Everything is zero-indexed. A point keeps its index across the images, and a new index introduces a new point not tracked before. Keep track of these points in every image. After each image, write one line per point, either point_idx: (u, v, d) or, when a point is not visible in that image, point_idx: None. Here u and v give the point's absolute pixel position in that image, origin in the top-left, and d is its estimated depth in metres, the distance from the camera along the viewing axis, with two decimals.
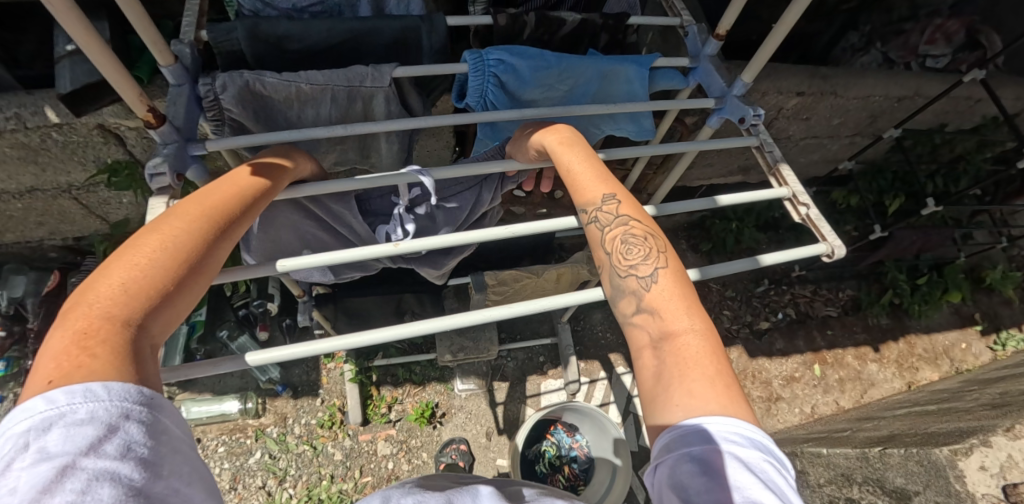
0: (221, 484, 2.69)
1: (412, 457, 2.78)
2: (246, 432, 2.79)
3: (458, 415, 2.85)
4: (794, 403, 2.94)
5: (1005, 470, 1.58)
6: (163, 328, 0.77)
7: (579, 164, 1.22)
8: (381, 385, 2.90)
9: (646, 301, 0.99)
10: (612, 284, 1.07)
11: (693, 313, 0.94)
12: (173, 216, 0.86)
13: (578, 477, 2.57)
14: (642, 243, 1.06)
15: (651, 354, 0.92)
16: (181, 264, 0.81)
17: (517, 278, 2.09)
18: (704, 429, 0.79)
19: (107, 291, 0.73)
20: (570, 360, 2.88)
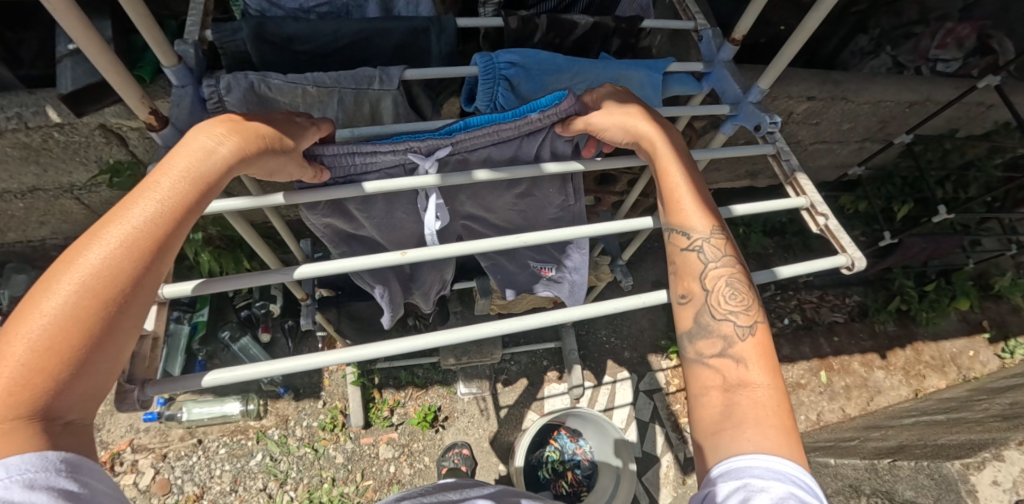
0: (221, 486, 2.68)
1: (413, 460, 2.76)
2: (247, 434, 2.78)
3: (460, 419, 2.83)
4: (799, 409, 2.91)
5: (1018, 484, 1.54)
6: (80, 396, 0.76)
7: (685, 188, 1.17)
8: (384, 388, 2.88)
9: (733, 349, 1.03)
10: (698, 315, 1.10)
11: (769, 369, 1.00)
12: (68, 268, 0.76)
13: (581, 483, 2.55)
14: (738, 285, 1.10)
15: (720, 394, 0.98)
16: (76, 337, 0.74)
17: None
18: (775, 466, 0.85)
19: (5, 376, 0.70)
20: (574, 364, 2.85)
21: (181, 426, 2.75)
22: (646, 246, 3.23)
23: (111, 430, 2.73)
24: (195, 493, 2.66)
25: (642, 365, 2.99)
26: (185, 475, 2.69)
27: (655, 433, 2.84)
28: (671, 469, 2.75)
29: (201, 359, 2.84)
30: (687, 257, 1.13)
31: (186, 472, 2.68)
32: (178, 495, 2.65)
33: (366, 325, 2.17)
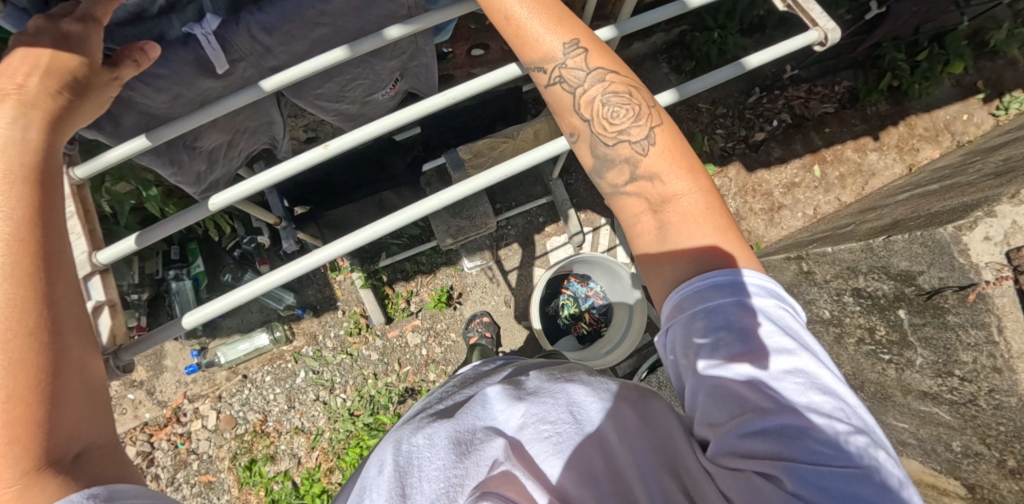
0: (279, 407, 2.98)
1: (442, 339, 2.93)
2: (285, 358, 3.00)
3: (474, 291, 2.94)
4: (797, 208, 2.97)
5: (1009, 235, 1.52)
6: (76, 427, 0.71)
7: (525, 9, 0.99)
8: (394, 283, 2.95)
9: (640, 169, 0.99)
10: (594, 152, 1.05)
11: (689, 173, 0.96)
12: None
13: (599, 320, 2.72)
14: (618, 94, 1.02)
15: (651, 219, 0.96)
16: (31, 374, 0.69)
17: (491, 146, 1.92)
18: (719, 284, 0.84)
19: None
20: (569, 213, 2.84)
21: (224, 368, 3.02)
22: None
23: (162, 390, 3.02)
24: (260, 419, 2.98)
25: None
26: (245, 407, 3.00)
27: None
28: None
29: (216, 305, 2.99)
30: (552, 93, 1.04)
31: (245, 404, 3.00)
32: (245, 424, 2.99)
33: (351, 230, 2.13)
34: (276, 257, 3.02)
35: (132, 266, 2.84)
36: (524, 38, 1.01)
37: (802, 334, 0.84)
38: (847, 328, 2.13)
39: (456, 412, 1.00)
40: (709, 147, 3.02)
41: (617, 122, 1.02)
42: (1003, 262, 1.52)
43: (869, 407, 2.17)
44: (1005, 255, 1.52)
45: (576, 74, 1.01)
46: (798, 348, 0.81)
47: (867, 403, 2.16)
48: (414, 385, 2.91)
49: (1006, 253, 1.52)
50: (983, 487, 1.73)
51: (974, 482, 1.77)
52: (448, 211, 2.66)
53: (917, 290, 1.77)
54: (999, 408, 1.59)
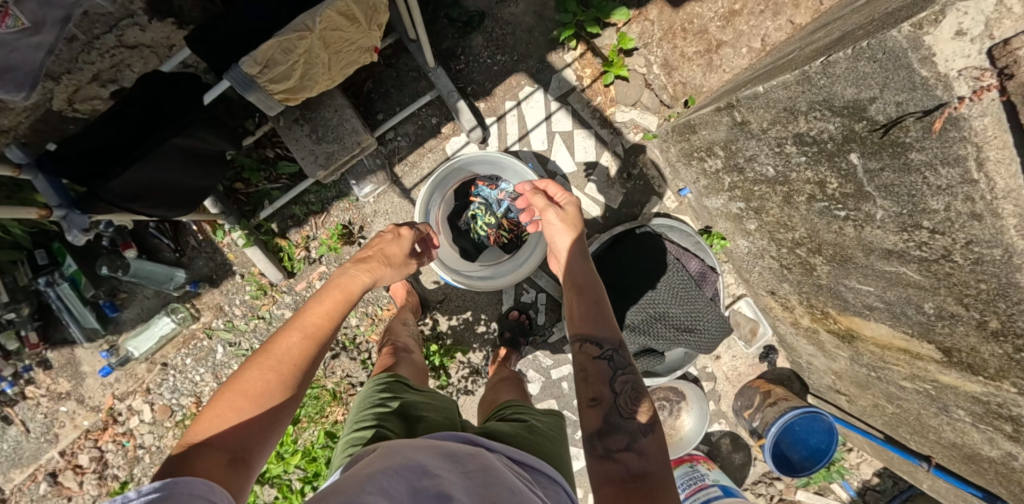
0: (209, 386, 2.69)
1: (354, 281, 2.53)
2: (199, 336, 2.66)
3: (377, 222, 2.51)
4: (741, 43, 2.24)
5: (992, 25, 1.05)
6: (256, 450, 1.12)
7: (594, 328, 1.50)
8: (287, 231, 2.51)
9: (637, 442, 1.27)
10: (605, 417, 1.33)
11: (661, 457, 1.25)
12: (276, 368, 1.21)
13: (518, 225, 2.38)
14: (621, 353, 1.47)
15: (615, 462, 1.22)
16: (271, 411, 1.17)
17: (284, 49, 1.45)
18: None
19: (254, 418, 1.14)
20: (459, 105, 2.29)
21: (143, 360, 2.71)
22: None
23: (91, 395, 2.75)
24: (195, 401, 2.72)
25: (544, 71, 2.44)
26: (176, 393, 2.72)
27: (585, 139, 2.47)
28: (614, 167, 2.48)
29: (107, 301, 2.59)
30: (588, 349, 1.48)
31: (174, 391, 2.71)
32: (183, 409, 2.72)
33: (172, 193, 1.71)
34: (146, 234, 2.51)
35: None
36: (584, 298, 1.57)
37: None
38: (795, 186, 1.71)
39: None
40: None
41: (626, 410, 1.35)
42: (985, 65, 1.08)
43: (829, 272, 1.82)
44: (989, 56, 1.07)
45: (613, 350, 1.46)
46: None
47: (828, 267, 1.83)
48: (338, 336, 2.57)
49: (990, 51, 1.07)
50: (960, 350, 1.48)
51: (950, 346, 1.51)
52: (309, 134, 2.18)
53: (870, 126, 1.32)
54: (979, 264, 1.26)
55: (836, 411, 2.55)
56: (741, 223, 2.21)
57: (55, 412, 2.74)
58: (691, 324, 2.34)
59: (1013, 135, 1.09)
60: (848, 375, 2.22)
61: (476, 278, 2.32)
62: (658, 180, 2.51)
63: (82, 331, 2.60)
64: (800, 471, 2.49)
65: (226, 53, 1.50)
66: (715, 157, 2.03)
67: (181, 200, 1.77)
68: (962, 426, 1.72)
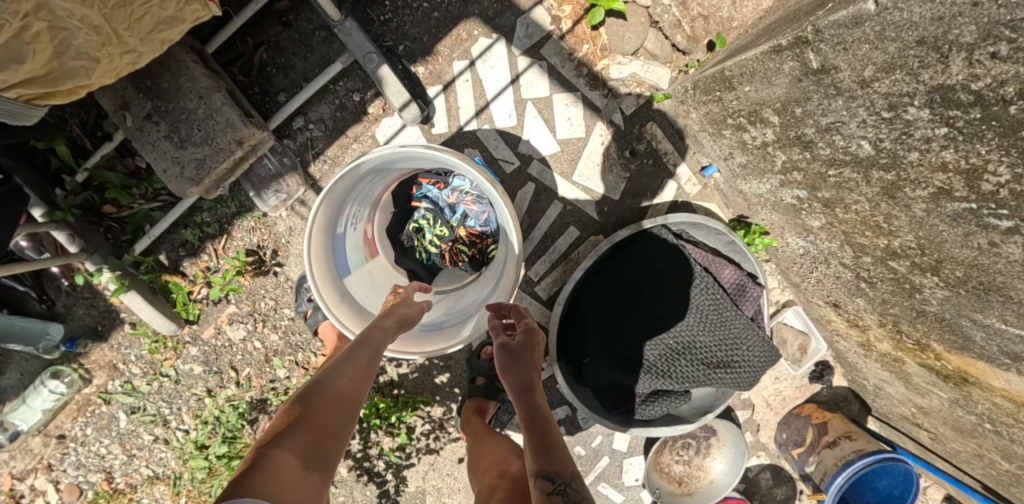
0: (119, 459, 2.09)
1: (275, 323, 1.89)
2: (95, 402, 2.06)
3: (295, 243, 1.85)
4: None
5: None
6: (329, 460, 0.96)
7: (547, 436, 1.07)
8: (179, 264, 1.87)
9: None
10: None
11: None
12: (338, 376, 1.10)
13: (481, 237, 1.71)
14: (579, 485, 0.98)
15: None
16: (342, 421, 1.03)
17: None
18: None
19: (323, 428, 0.99)
20: (383, 73, 1.59)
21: (36, 433, 2.07)
22: None
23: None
24: (105, 476, 2.10)
25: (505, 14, 1.71)
26: (82, 470, 2.10)
27: (569, 107, 1.77)
28: (611, 144, 1.78)
29: None
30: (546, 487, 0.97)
31: (79, 469, 2.10)
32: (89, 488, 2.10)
33: None
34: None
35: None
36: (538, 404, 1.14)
37: None
38: (911, 173, 1.04)
39: None
40: None
41: None
42: None
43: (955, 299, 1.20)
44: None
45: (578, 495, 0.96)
46: None
47: (945, 292, 1.22)
48: (264, 393, 1.95)
49: None
50: None
51: None
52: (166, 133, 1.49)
53: None
54: None
55: (911, 447, 2.03)
56: (798, 217, 1.55)
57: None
58: (725, 357, 1.72)
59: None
60: (938, 413, 1.70)
61: (426, 325, 1.50)
62: (673, 156, 1.81)
63: None
64: None
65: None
66: (764, 125, 1.33)
67: None
68: None
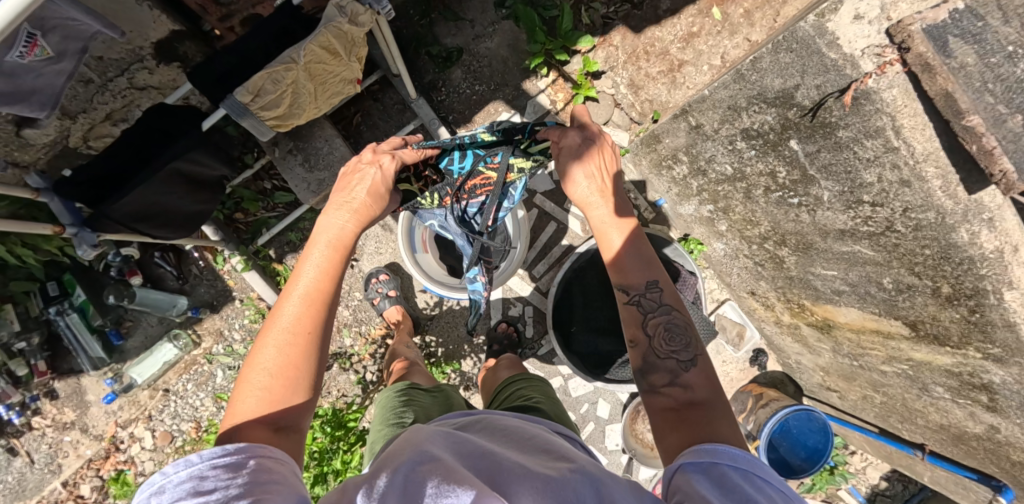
0: (210, 409, 2.70)
1: (347, 302, 2.61)
2: (200, 362, 2.71)
3: (367, 245, 2.61)
4: (701, 62, 2.43)
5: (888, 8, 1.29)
6: (296, 410, 0.97)
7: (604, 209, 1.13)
8: (284, 258, 2.66)
9: (681, 378, 0.98)
10: (642, 357, 1.03)
11: (716, 387, 0.96)
12: (303, 275, 1.06)
13: None
14: (658, 292, 1.07)
15: (665, 411, 0.94)
16: (311, 335, 1.01)
17: (274, 79, 1.59)
18: (706, 460, 0.78)
19: (293, 359, 0.98)
20: (441, 132, 2.46)
21: (145, 387, 2.68)
22: None
23: (94, 424, 2.68)
24: (196, 425, 2.69)
25: (520, 97, 2.60)
26: (177, 418, 2.69)
27: None
28: None
29: (113, 329, 2.59)
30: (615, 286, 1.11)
31: (176, 416, 2.69)
32: (183, 434, 2.69)
33: (172, 216, 1.80)
34: (152, 264, 2.60)
35: (4, 314, 2.36)
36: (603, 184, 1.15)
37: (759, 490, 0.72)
38: (750, 181, 1.81)
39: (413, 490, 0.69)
40: (588, 17, 2.53)
41: (672, 345, 1.04)
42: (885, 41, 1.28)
43: (796, 260, 1.88)
44: (887, 33, 1.25)
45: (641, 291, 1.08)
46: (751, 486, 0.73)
47: (794, 257, 1.89)
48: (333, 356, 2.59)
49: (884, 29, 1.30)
50: (925, 321, 1.49)
51: (914, 319, 1.51)
52: (300, 163, 2.31)
53: (800, 111, 1.45)
54: (919, 228, 1.33)
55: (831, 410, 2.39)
56: (713, 226, 2.29)
57: (59, 442, 2.66)
58: None
59: (921, 102, 1.23)
60: (833, 369, 2.11)
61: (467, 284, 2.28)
62: (632, 191, 2.62)
63: (89, 361, 2.61)
64: (801, 473, 2.34)
65: (222, 85, 1.66)
66: (681, 163, 2.14)
67: (180, 224, 1.86)
68: (943, 405, 1.65)
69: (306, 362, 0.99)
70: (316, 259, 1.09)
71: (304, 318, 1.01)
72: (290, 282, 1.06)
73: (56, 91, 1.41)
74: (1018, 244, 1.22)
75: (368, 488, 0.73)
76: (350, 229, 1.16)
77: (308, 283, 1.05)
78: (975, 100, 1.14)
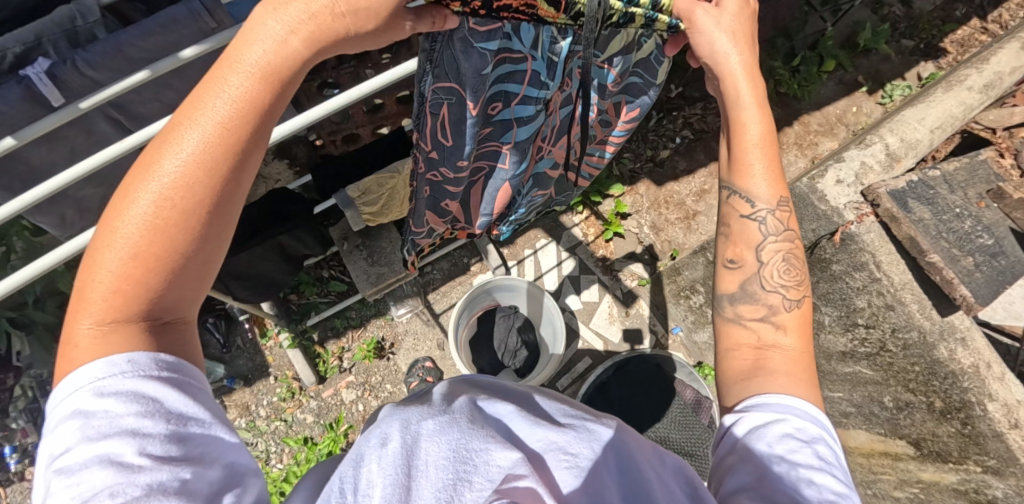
0: None
1: (378, 392, 2.81)
2: None
3: (406, 340, 2.87)
4: (711, 213, 2.95)
5: (858, 177, 1.79)
6: (184, 294, 0.68)
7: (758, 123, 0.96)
8: (325, 341, 2.86)
9: (774, 317, 1.00)
10: (741, 282, 1.05)
11: (806, 339, 0.97)
12: (206, 100, 0.65)
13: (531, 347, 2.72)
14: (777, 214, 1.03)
15: (750, 351, 0.94)
16: (207, 200, 0.65)
17: (379, 183, 2.03)
18: (780, 420, 0.80)
19: (174, 233, 0.64)
20: (488, 248, 2.85)
21: None
22: None
23: None
24: None
25: (557, 228, 3.00)
26: None
27: (588, 282, 2.92)
28: (614, 308, 2.88)
29: None
30: (730, 199, 1.04)
31: None
32: None
33: (259, 281, 2.16)
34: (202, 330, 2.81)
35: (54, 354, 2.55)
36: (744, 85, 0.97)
37: (824, 463, 0.76)
38: None
39: (437, 434, 0.76)
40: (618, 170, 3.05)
41: (775, 275, 1.06)
42: (860, 201, 1.73)
43: None
44: (861, 195, 1.73)
45: (763, 212, 1.03)
46: (818, 459, 0.76)
47: None
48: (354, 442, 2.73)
49: (859, 192, 1.76)
50: (927, 438, 1.61)
51: (918, 437, 1.63)
52: (365, 259, 2.65)
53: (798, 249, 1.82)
54: (907, 348, 1.63)
55: None
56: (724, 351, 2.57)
57: None
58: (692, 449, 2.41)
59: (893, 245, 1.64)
60: None
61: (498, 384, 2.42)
62: (652, 319, 2.86)
63: None
64: None
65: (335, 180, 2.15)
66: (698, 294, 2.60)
67: (262, 289, 2.20)
68: None
69: (206, 244, 0.67)
70: (234, 85, 0.65)
71: (207, 179, 0.64)
72: (188, 105, 0.66)
73: None
74: (988, 361, 1.58)
75: (381, 442, 0.76)
76: (297, 49, 0.68)
77: (212, 117, 0.64)
78: (933, 243, 1.57)
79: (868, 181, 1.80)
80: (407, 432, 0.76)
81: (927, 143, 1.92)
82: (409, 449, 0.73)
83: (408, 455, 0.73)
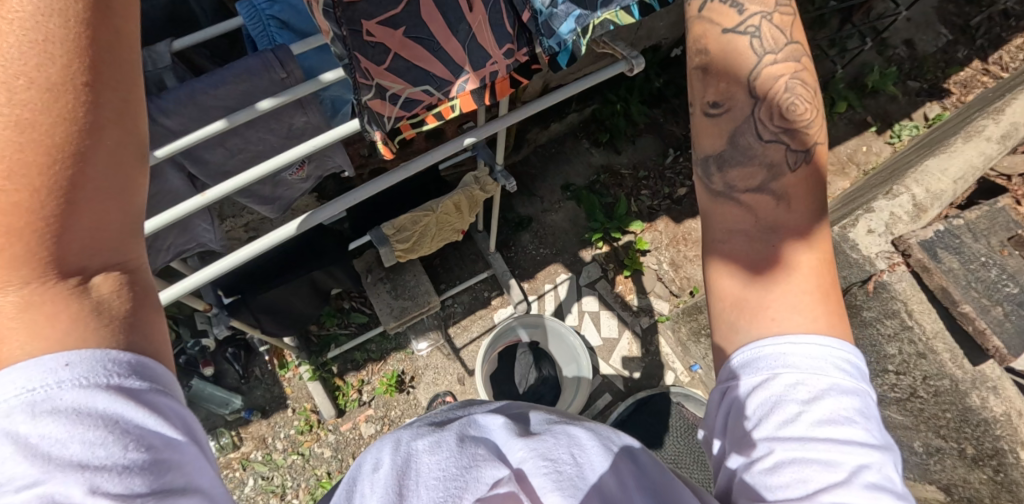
0: None
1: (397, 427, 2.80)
2: (232, 467, 2.72)
3: (426, 374, 2.86)
4: None
5: (889, 227, 1.83)
6: (92, 232, 0.60)
7: None
8: (345, 374, 2.86)
9: (778, 182, 0.88)
10: (730, 138, 0.92)
11: (813, 213, 0.85)
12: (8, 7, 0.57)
13: (551, 383, 2.72)
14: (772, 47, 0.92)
15: (749, 241, 0.84)
16: (72, 116, 0.58)
17: (414, 220, 2.05)
18: (771, 363, 0.74)
19: (48, 158, 0.57)
20: (509, 283, 2.87)
21: None
22: (543, 155, 3.17)
23: None
24: None
25: (577, 263, 3.03)
26: None
27: (608, 318, 2.94)
28: (633, 344, 2.90)
29: None
30: (713, 9, 0.94)
31: None
32: None
33: (287, 314, 2.17)
34: (221, 360, 2.81)
35: None
36: None
37: (823, 430, 0.69)
38: None
39: (429, 453, 0.71)
40: (636, 206, 3.12)
41: (784, 114, 0.91)
42: (891, 250, 1.78)
43: None
44: (892, 244, 1.78)
45: (754, 24, 0.93)
46: (812, 420, 0.69)
47: None
48: None
49: (891, 242, 1.79)
50: (958, 485, 1.66)
51: (950, 482, 1.68)
52: (389, 293, 2.67)
53: None
54: (938, 394, 1.66)
55: None
56: None
57: None
58: None
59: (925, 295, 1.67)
60: None
61: None
62: (671, 355, 2.88)
63: None
64: None
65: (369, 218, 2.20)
66: None
67: (290, 322, 2.22)
68: None
69: (96, 147, 0.60)
70: None
71: (56, 80, 0.58)
72: None
73: (289, 200, 1.78)
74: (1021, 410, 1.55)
75: (376, 464, 0.72)
76: None
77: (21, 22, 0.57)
78: (964, 293, 1.60)
79: (897, 231, 1.83)
80: (398, 453, 0.73)
81: (951, 194, 1.96)
82: (400, 467, 0.70)
83: (399, 472, 0.69)
